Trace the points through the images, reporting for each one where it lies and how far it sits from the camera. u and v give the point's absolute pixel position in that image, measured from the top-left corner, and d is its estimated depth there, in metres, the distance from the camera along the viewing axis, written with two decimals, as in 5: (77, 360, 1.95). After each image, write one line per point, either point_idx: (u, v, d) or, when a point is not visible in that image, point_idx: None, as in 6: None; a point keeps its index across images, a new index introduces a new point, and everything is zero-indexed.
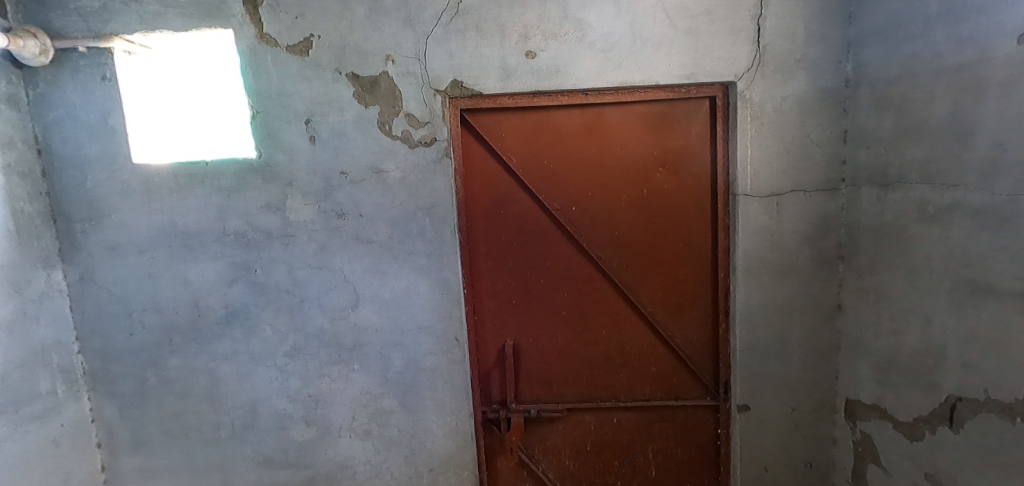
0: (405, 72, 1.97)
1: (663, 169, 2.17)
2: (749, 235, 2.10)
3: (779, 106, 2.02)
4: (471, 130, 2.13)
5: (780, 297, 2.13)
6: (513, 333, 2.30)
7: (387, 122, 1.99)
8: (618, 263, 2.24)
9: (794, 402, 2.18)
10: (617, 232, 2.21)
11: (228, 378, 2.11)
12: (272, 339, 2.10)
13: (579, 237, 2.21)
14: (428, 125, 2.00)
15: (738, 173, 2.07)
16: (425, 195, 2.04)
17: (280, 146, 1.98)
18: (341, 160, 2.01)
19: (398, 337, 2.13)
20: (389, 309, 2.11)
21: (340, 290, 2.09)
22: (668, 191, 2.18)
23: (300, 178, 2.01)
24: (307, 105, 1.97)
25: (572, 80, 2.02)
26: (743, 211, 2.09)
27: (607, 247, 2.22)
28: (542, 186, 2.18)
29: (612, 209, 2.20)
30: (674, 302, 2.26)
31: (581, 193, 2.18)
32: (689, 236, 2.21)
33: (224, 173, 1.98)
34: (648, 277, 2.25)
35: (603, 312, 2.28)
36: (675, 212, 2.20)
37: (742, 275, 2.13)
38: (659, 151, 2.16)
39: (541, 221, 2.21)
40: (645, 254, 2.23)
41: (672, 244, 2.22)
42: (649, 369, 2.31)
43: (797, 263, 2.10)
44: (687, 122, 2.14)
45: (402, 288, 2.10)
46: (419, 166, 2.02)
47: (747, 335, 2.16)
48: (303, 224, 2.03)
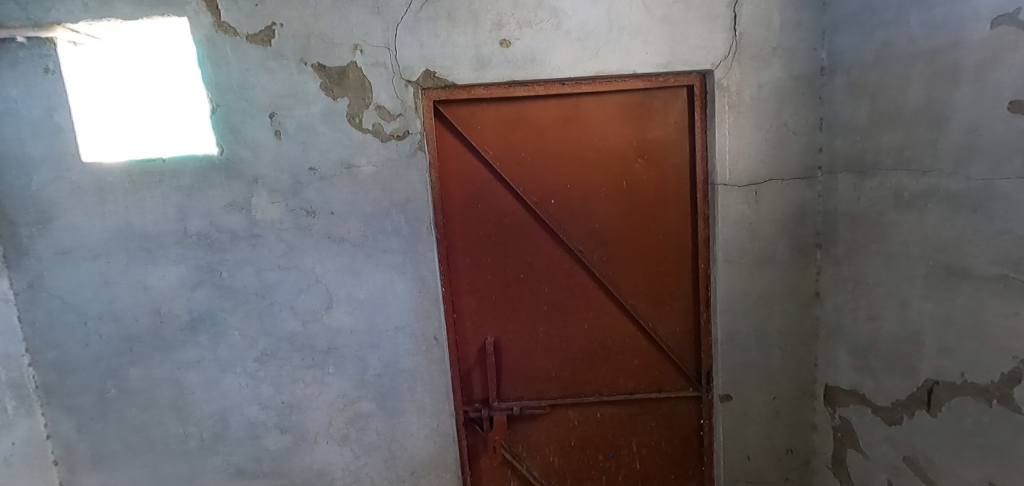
0: (375, 62, 1.89)
1: (642, 160, 2.14)
2: (728, 225, 2.09)
3: (756, 94, 2.00)
4: (445, 123, 2.06)
5: (759, 286, 2.13)
6: (493, 330, 2.25)
7: (357, 115, 1.91)
8: (599, 256, 2.20)
9: (774, 390, 2.20)
10: (597, 225, 2.18)
11: (195, 387, 2.00)
12: (241, 344, 2.00)
13: (559, 230, 2.16)
14: (400, 118, 1.93)
15: (716, 162, 2.06)
16: (399, 190, 1.97)
17: (244, 142, 1.88)
18: (309, 156, 1.91)
19: (375, 338, 2.05)
20: (364, 309, 2.03)
21: (312, 291, 2.00)
22: (647, 182, 2.16)
23: (266, 175, 1.91)
24: (271, 98, 1.87)
25: (548, 70, 1.97)
26: (722, 201, 2.07)
27: (587, 240, 2.19)
28: (520, 179, 2.13)
29: (591, 202, 2.16)
30: (655, 294, 2.25)
31: (560, 185, 2.14)
32: (669, 228, 2.19)
33: (184, 171, 1.87)
34: (629, 270, 2.22)
35: (584, 306, 2.24)
36: (655, 203, 2.17)
37: (722, 265, 2.12)
38: (637, 141, 2.13)
39: (519, 215, 2.16)
40: (625, 246, 2.21)
41: (653, 236, 2.20)
42: (632, 362, 2.30)
43: (775, 252, 2.11)
44: (665, 112, 2.11)
45: (378, 288, 2.02)
46: (392, 160, 1.95)
47: (728, 325, 2.16)
48: (271, 223, 1.94)
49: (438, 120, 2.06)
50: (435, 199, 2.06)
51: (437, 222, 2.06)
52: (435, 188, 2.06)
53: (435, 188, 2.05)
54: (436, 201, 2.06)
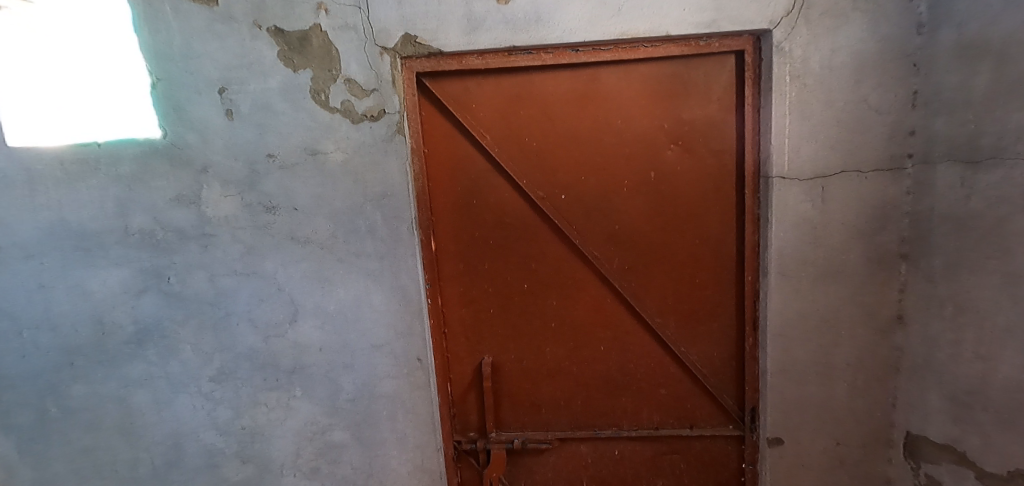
0: (343, 25, 1.55)
1: (676, 145, 1.72)
2: (784, 229, 1.65)
3: (828, 61, 1.55)
4: (432, 101, 1.71)
5: (822, 305, 1.69)
6: (491, 348, 1.90)
7: (322, 91, 1.58)
8: (618, 264, 1.81)
9: (838, 435, 1.76)
10: (617, 226, 1.78)
11: (144, 407, 1.74)
12: (194, 361, 1.72)
13: (569, 232, 1.78)
14: (374, 94, 1.59)
15: (772, 149, 1.62)
16: (375, 183, 1.64)
17: (190, 123, 1.58)
18: (267, 141, 1.60)
19: (348, 357, 1.74)
20: (334, 323, 1.71)
21: (274, 301, 1.70)
22: (680, 173, 1.74)
23: (217, 163, 1.61)
24: (220, 69, 1.56)
25: (558, 33, 1.57)
26: (779, 198, 1.63)
27: (604, 244, 1.80)
28: (523, 169, 1.75)
29: (610, 198, 1.76)
30: (688, 312, 1.84)
31: (571, 176, 1.75)
32: (707, 230, 1.78)
33: (122, 158, 1.59)
34: (656, 281, 1.82)
35: (600, 324, 1.86)
36: (690, 199, 1.76)
37: (776, 278, 1.69)
38: (669, 122, 1.71)
39: (522, 214, 1.79)
40: (652, 253, 1.80)
41: (686, 240, 1.79)
42: (658, 392, 1.90)
43: (845, 263, 1.66)
44: (706, 85, 1.68)
45: (351, 299, 1.70)
46: (365, 145, 1.61)
47: (780, 354, 1.73)
48: (224, 221, 1.64)
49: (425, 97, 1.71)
50: (419, 192, 1.71)
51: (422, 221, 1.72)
52: (420, 180, 1.72)
53: (420, 179, 1.72)
54: (421, 196, 1.72)
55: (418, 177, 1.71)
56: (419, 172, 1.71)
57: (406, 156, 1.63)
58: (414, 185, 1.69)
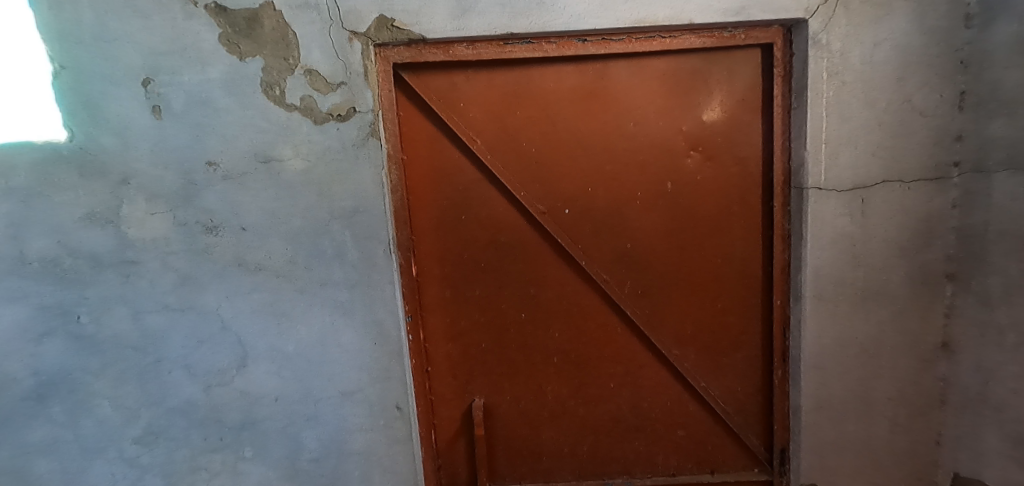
0: (302, 3, 1.26)
1: (695, 152, 1.50)
2: (820, 247, 1.44)
3: (869, 56, 1.36)
4: (414, 99, 1.45)
5: (861, 333, 1.49)
6: (483, 387, 1.63)
7: (277, 84, 1.28)
8: (630, 288, 1.57)
9: (879, 477, 1.56)
10: (629, 244, 1.54)
11: (48, 480, 1.38)
12: (114, 419, 1.38)
13: (575, 252, 1.53)
14: (342, 88, 1.30)
15: (807, 156, 1.41)
16: (343, 196, 1.35)
17: (106, 122, 1.26)
18: (207, 145, 1.29)
19: (310, 408, 1.43)
20: (293, 367, 1.41)
21: (217, 343, 1.38)
22: (701, 183, 1.52)
23: (142, 173, 1.29)
24: (145, 56, 1.24)
25: (563, 18, 1.33)
26: (815, 212, 1.42)
27: (614, 265, 1.55)
28: (520, 179, 1.50)
29: (621, 213, 1.53)
30: (709, 341, 1.61)
31: (576, 187, 1.51)
32: (730, 248, 1.56)
33: (14, 165, 1.25)
34: (673, 306, 1.59)
35: (610, 357, 1.61)
36: (711, 214, 1.53)
37: (810, 303, 1.48)
38: (687, 125, 1.49)
39: (520, 231, 1.53)
40: (668, 275, 1.57)
41: (706, 259, 1.56)
42: (675, 434, 1.66)
43: (886, 285, 1.47)
44: (729, 83, 1.47)
45: (314, 337, 1.40)
46: (330, 151, 1.33)
47: (816, 388, 1.52)
48: (151, 244, 1.31)
49: (405, 95, 1.45)
50: (398, 207, 1.43)
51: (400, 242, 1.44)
52: (398, 192, 1.44)
53: (399, 192, 1.43)
54: (399, 211, 1.44)
55: (396, 189, 1.43)
56: (397, 183, 1.43)
57: (381, 165, 1.35)
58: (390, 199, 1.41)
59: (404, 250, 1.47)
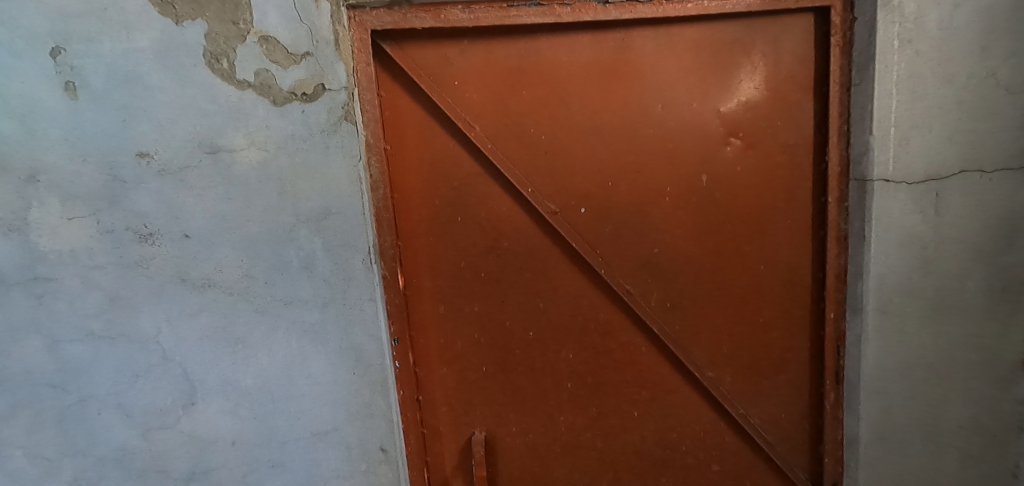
0: None
1: (736, 139, 1.26)
2: (886, 250, 1.20)
3: (949, 18, 1.09)
4: (400, 76, 1.21)
5: (933, 354, 1.23)
6: (485, 418, 1.39)
7: (225, 55, 1.02)
8: (658, 301, 1.33)
9: None
10: (656, 250, 1.30)
11: None
12: (30, 473, 1.12)
13: (592, 258, 1.29)
14: (306, 60, 1.05)
15: (870, 141, 1.17)
16: (310, 195, 1.09)
17: (7, 105, 1.00)
18: (136, 132, 1.03)
19: (275, 453, 1.18)
20: (254, 405, 1.15)
21: (158, 377, 1.12)
22: (741, 176, 1.28)
23: (54, 167, 1.02)
24: (52, 18, 0.98)
25: None
26: (880, 208, 1.19)
27: (639, 274, 1.31)
28: (527, 172, 1.27)
29: (647, 212, 1.28)
30: (749, 361, 1.37)
31: (593, 181, 1.27)
32: (774, 252, 1.32)
33: None
34: (708, 322, 1.35)
35: (633, 382, 1.37)
36: (753, 212, 1.29)
37: (874, 317, 1.24)
38: (726, 107, 1.25)
39: (526, 234, 1.29)
40: (702, 284, 1.33)
41: (747, 266, 1.32)
42: (708, 469, 1.42)
43: (963, 298, 1.18)
44: (776, 55, 1.23)
45: (278, 368, 1.15)
46: (294, 139, 1.07)
47: (877, 416, 1.29)
48: (69, 257, 1.05)
49: (388, 72, 1.21)
50: (379, 207, 1.18)
51: (383, 249, 1.19)
52: (380, 190, 1.18)
53: (381, 189, 1.18)
54: (381, 212, 1.19)
55: (377, 185, 1.17)
56: (379, 179, 1.18)
57: (357, 156, 1.10)
58: (371, 199, 1.16)
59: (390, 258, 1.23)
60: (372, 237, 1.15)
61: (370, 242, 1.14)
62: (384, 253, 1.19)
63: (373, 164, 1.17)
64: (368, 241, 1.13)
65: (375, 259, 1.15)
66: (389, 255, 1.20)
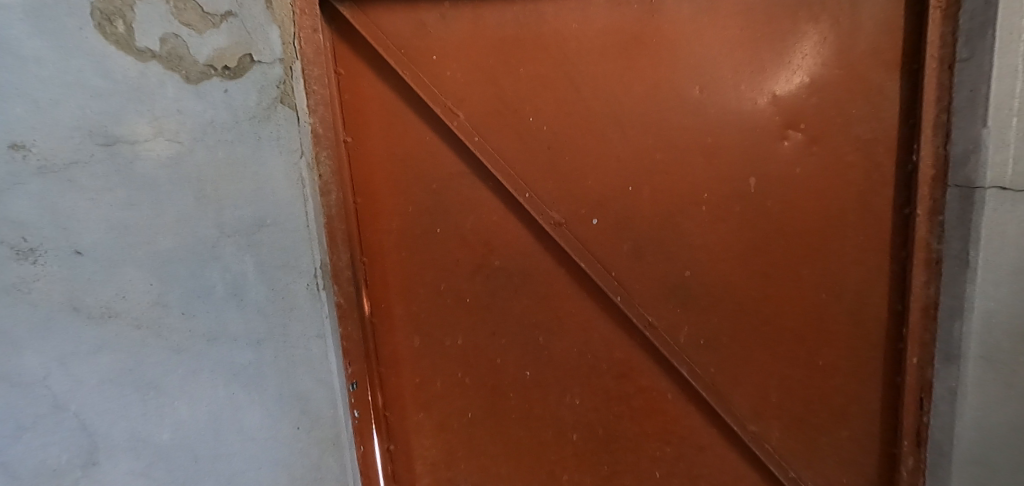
0: None
1: (796, 131, 0.97)
2: (995, 280, 0.87)
3: None
4: (363, 50, 0.97)
5: None
6: (470, 475, 1.13)
7: (120, 13, 0.74)
8: (687, 336, 1.05)
9: None
10: (688, 272, 1.02)
11: None
12: None
13: (605, 282, 1.02)
14: (229, 24, 0.80)
15: (982, 134, 0.85)
16: (237, 202, 0.84)
17: None
18: (6, 104, 0.71)
19: None
20: (179, 468, 0.89)
21: (46, 441, 0.81)
22: (803, 180, 0.98)
23: None
24: None
25: None
26: (991, 224, 0.86)
27: (665, 303, 1.04)
28: (524, 171, 1.00)
29: (677, 224, 1.01)
30: (802, 413, 1.08)
31: (608, 184, 1.00)
32: (842, 277, 1.02)
33: None
34: (752, 363, 1.06)
35: (655, 437, 1.10)
36: (815, 226, 1.00)
37: (973, 368, 0.92)
38: (783, 90, 0.96)
39: (523, 251, 1.02)
40: (746, 317, 1.04)
41: (806, 295, 1.03)
42: None
43: None
44: (854, 21, 0.93)
45: (202, 421, 0.89)
46: (214, 128, 0.81)
47: None
48: None
49: (349, 46, 0.97)
50: (332, 217, 0.93)
51: (337, 270, 0.94)
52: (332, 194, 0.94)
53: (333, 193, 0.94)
54: (334, 222, 0.94)
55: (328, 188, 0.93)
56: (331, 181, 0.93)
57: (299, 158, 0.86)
58: (319, 206, 0.91)
59: (348, 279, 1.00)
60: (321, 255, 0.90)
61: (318, 262, 0.90)
62: (339, 274, 0.95)
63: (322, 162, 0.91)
64: (315, 260, 0.89)
65: (323, 284, 0.91)
66: (344, 277, 0.96)
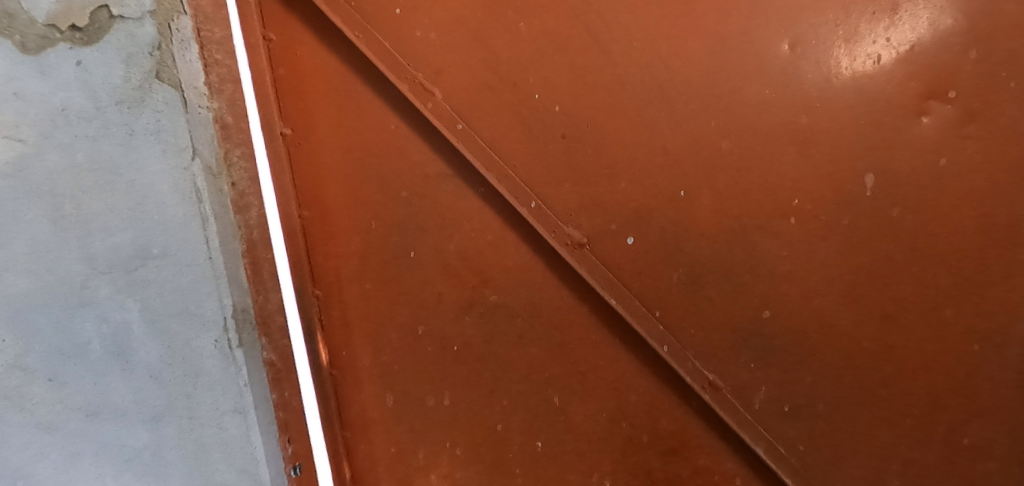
0: None
1: (941, 102, 0.63)
2: None
3: None
4: (306, 13, 0.72)
5: None
6: None
7: None
8: (764, 402, 0.73)
9: None
10: (767, 312, 0.71)
11: None
12: None
13: (646, 324, 0.72)
14: None
15: None
16: (108, 224, 0.57)
17: None
18: None
19: None
20: None
21: None
22: (950, 176, 0.65)
23: None
24: None
25: None
26: None
27: (731, 355, 0.73)
28: (528, 171, 0.70)
29: (751, 243, 0.69)
30: None
31: (648, 187, 0.69)
32: (1013, 320, 0.67)
33: None
34: (867, 442, 0.72)
35: None
36: (968, 245, 0.66)
37: None
38: (921, 39, 0.63)
39: (529, 281, 0.74)
40: (853, 376, 0.72)
41: (950, 345, 0.69)
42: None
43: None
44: None
45: None
46: (65, 114, 0.54)
47: None
48: None
49: (288, 9, 0.72)
50: (256, 242, 0.66)
51: (266, 316, 0.66)
52: (255, 209, 0.66)
53: (257, 208, 0.66)
54: (258, 249, 0.66)
55: (249, 202, 0.65)
56: (254, 190, 0.66)
57: (194, 159, 0.59)
58: (234, 229, 0.63)
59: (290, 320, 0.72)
60: (238, 300, 0.63)
61: (232, 309, 0.62)
62: (270, 322, 0.67)
63: (236, 164, 0.63)
64: (228, 308, 0.62)
65: (242, 340, 0.64)
66: (280, 325, 0.68)
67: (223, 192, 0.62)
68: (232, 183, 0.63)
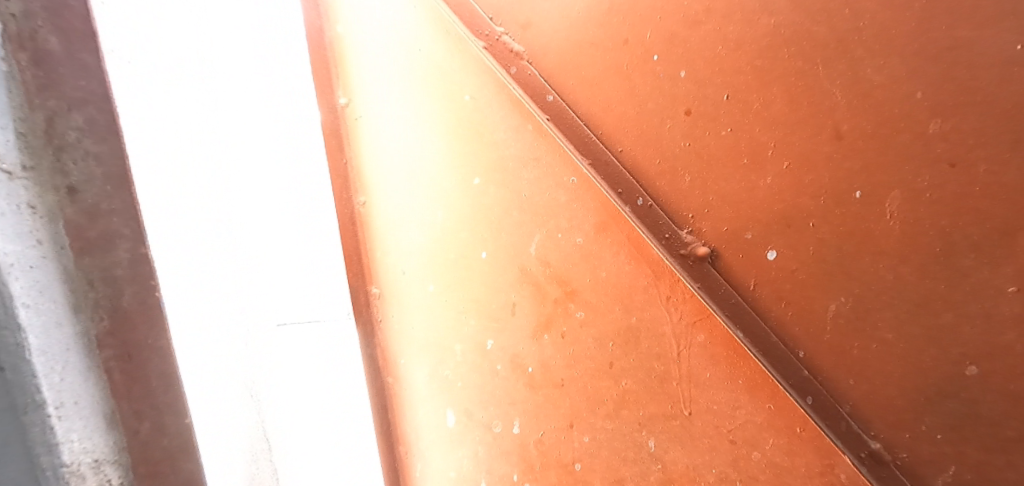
0: None
1: None
2: None
3: None
4: None
5: None
6: None
7: None
8: None
9: None
10: (973, 368, 0.50)
11: None
12: None
13: (781, 367, 0.54)
14: None
15: None
16: None
17: None
18: None
19: None
20: None
21: None
22: None
23: None
24: None
25: None
26: None
27: (905, 418, 0.53)
28: (637, 157, 0.54)
29: (960, 269, 0.48)
30: None
31: (806, 185, 0.50)
32: None
33: None
34: None
35: None
36: None
37: None
38: None
39: (627, 298, 0.57)
40: None
41: None
42: None
43: None
44: None
45: None
46: None
47: None
48: None
49: None
50: (136, 319, 0.44)
51: (135, 408, 0.44)
52: (124, 241, 0.44)
53: (131, 240, 0.44)
54: (119, 302, 0.44)
55: (117, 256, 0.43)
56: (124, 206, 0.44)
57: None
58: (75, 278, 0.41)
59: None
60: (69, 393, 0.40)
61: (65, 412, 0.39)
62: (154, 410, 0.45)
63: (77, 148, 0.41)
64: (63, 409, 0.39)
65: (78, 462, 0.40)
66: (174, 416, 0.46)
67: (48, 211, 0.40)
68: (73, 190, 0.41)
